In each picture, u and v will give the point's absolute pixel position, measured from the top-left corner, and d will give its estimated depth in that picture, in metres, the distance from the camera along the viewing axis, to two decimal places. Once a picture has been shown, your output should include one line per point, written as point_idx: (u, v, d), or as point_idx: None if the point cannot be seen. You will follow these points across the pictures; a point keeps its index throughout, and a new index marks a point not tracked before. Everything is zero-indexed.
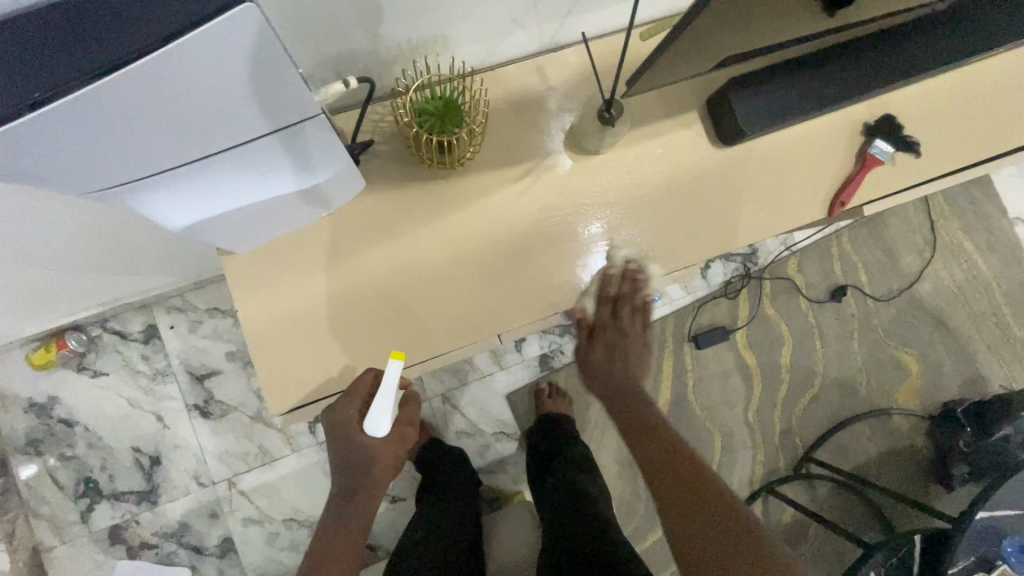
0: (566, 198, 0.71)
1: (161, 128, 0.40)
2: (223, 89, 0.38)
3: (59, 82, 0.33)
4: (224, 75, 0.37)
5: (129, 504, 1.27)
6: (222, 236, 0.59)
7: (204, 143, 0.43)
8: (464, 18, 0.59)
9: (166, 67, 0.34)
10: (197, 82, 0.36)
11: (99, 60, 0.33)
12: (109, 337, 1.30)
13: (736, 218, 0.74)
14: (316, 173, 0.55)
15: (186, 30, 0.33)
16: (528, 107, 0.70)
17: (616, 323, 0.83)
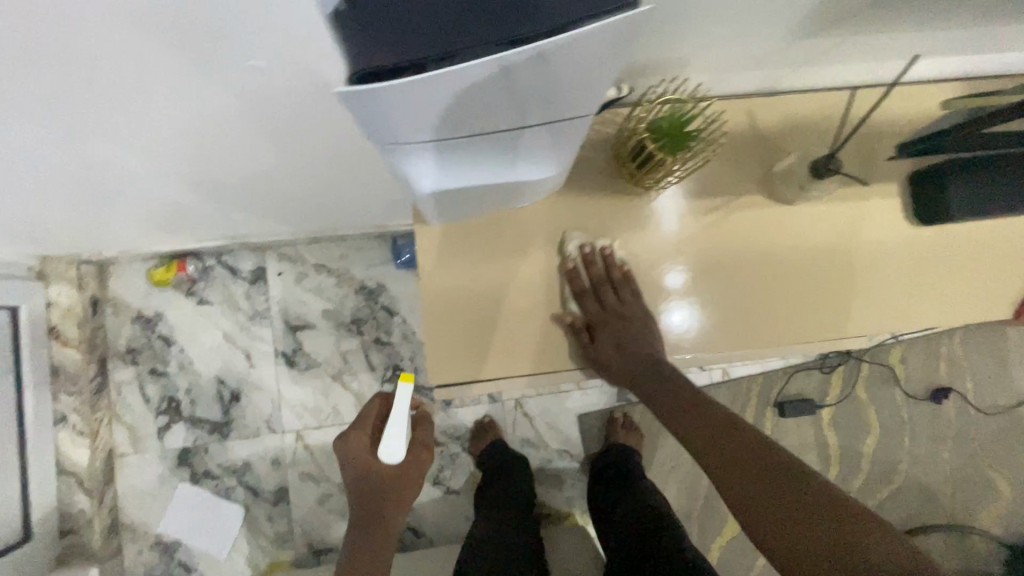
0: (645, 256, 0.72)
1: (492, 99, 0.39)
2: (569, 75, 0.38)
3: (459, 41, 0.32)
4: (585, 63, 0.36)
5: (202, 431, 1.32)
6: (434, 208, 0.60)
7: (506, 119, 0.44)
8: (716, 51, 0.59)
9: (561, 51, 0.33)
10: (559, 69, 0.36)
11: (501, 27, 0.32)
12: (221, 270, 1.36)
13: (813, 312, 0.71)
14: (553, 166, 0.56)
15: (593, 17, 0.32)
16: (733, 144, 0.70)
17: (609, 311, 0.71)
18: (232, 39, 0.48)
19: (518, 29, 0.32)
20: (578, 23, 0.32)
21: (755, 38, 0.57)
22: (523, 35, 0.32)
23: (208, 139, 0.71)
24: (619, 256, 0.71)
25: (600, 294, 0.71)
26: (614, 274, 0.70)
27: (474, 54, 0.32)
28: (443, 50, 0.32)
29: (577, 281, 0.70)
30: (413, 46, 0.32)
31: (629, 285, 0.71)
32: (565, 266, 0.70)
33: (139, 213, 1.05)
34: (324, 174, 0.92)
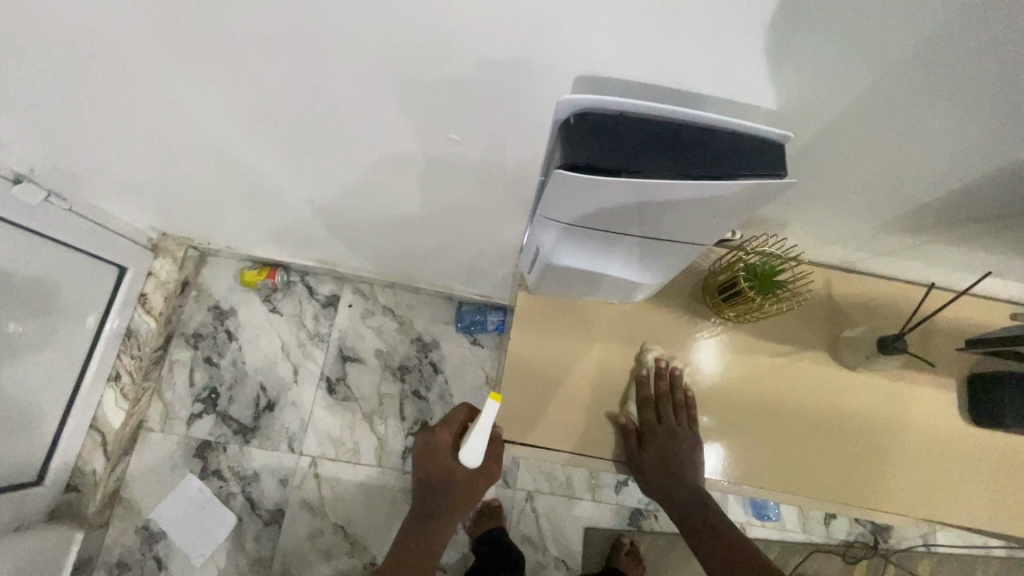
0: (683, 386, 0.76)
1: (641, 213, 0.50)
2: (707, 210, 0.49)
3: (648, 164, 0.43)
4: (725, 203, 0.47)
5: (228, 429, 1.36)
6: (543, 278, 0.70)
7: (638, 229, 0.54)
8: (809, 222, 0.70)
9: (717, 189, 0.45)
10: (705, 202, 0.47)
11: (679, 163, 0.44)
12: (301, 287, 1.48)
13: (833, 480, 0.73)
14: (655, 275, 0.66)
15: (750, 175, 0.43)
16: (808, 304, 0.78)
17: (662, 425, 0.74)
18: (444, 115, 0.62)
19: (693, 165, 0.44)
20: (738, 173, 0.44)
21: (847, 219, 0.68)
22: (696, 170, 0.44)
23: (369, 179, 0.85)
24: (682, 393, 0.75)
25: (659, 408, 0.75)
26: (677, 394, 0.75)
27: (657, 177, 0.43)
28: (636, 164, 0.43)
29: (645, 389, 0.75)
30: (613, 157, 0.43)
31: (689, 411, 0.75)
32: (640, 373, 0.76)
33: (265, 219, 1.19)
34: (436, 232, 1.05)
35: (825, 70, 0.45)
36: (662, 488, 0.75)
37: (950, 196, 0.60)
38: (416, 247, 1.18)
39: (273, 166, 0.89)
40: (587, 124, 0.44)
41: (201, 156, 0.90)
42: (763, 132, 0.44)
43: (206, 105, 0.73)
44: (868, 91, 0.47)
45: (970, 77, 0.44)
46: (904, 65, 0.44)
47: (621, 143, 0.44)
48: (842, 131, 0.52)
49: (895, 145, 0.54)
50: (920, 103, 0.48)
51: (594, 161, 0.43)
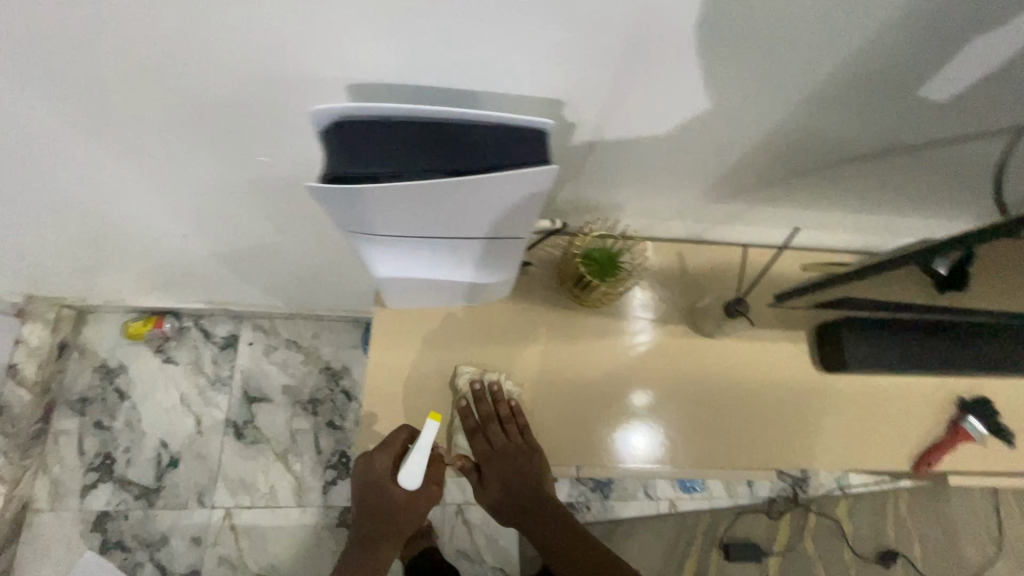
0: (556, 377, 0.76)
1: (439, 217, 0.50)
2: (500, 208, 0.49)
3: (409, 168, 0.44)
4: (512, 199, 0.47)
5: (129, 494, 1.27)
6: (389, 290, 0.69)
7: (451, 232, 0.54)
8: (644, 200, 0.72)
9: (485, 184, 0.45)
10: (486, 201, 0.47)
11: (443, 164, 0.44)
12: (196, 332, 1.41)
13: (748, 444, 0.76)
14: (495, 275, 0.66)
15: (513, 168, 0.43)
16: (661, 279, 0.80)
17: (495, 448, 0.79)
18: (248, 136, 0.60)
19: (453, 164, 0.44)
20: (499, 167, 0.44)
21: (673, 193, 0.70)
22: (457, 169, 0.44)
23: (214, 210, 0.81)
24: (505, 405, 0.75)
25: (487, 432, 0.79)
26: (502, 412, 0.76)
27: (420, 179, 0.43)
28: (396, 170, 0.44)
29: (469, 417, 0.77)
30: (372, 164, 0.43)
31: (517, 425, 0.77)
32: (459, 404, 0.75)
33: (130, 265, 1.12)
34: (312, 255, 1.01)
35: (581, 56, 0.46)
36: (508, 500, 0.83)
37: (751, 159, 0.63)
38: (299, 274, 1.14)
39: (108, 208, 0.83)
40: (342, 133, 0.43)
41: (27, 208, 0.83)
42: (519, 121, 0.43)
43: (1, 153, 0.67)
44: (631, 73, 0.49)
45: (713, 50, 0.47)
46: (649, 44, 0.46)
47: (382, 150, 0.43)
48: (627, 113, 0.54)
49: (682, 119, 0.56)
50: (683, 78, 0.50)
51: (355, 171, 0.43)
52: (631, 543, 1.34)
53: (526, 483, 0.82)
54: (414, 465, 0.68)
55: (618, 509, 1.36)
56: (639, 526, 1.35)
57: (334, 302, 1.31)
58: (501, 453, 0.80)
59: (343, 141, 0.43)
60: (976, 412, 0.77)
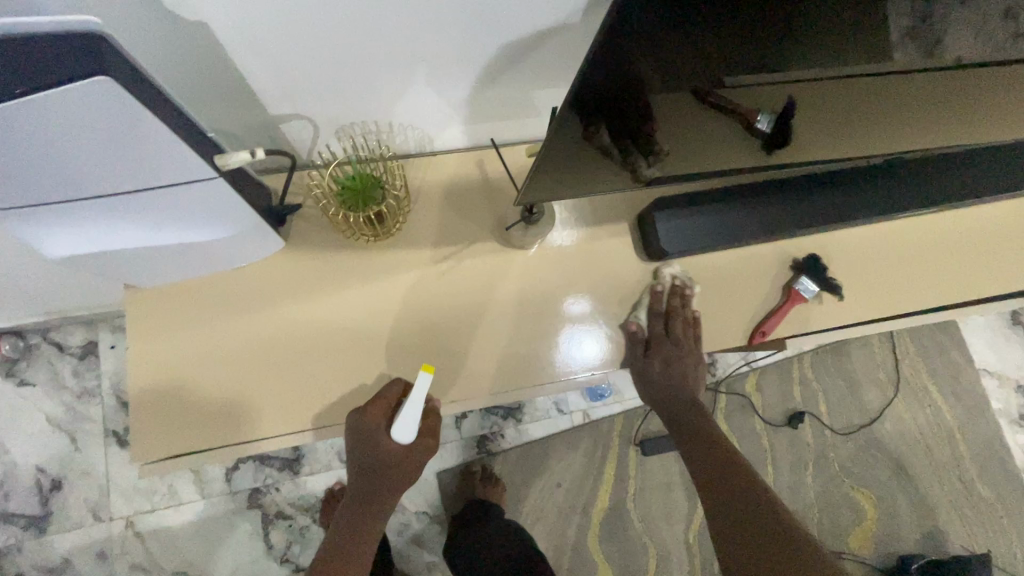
0: (348, 320, 0.68)
1: (30, 161, 0.40)
2: (95, 139, 0.39)
3: None
4: (93, 124, 0.38)
5: (16, 527, 1.20)
6: (109, 270, 0.58)
7: (85, 184, 0.44)
8: (399, 103, 0.61)
9: (27, 117, 0.36)
10: (57, 131, 0.38)
11: None
12: (47, 347, 1.28)
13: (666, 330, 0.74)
14: (219, 230, 0.56)
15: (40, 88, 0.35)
16: (458, 196, 0.72)
17: (671, 336, 0.72)
18: None
19: None
20: (40, 90, 0.35)
21: (426, 91, 0.60)
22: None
23: None
24: (691, 310, 0.73)
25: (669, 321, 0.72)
26: (687, 313, 0.72)
27: None
28: None
29: (659, 305, 0.72)
30: None
31: (697, 333, 0.73)
32: (654, 289, 0.72)
33: None
34: None
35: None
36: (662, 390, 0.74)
37: (487, 34, 0.53)
38: None
39: None
40: None
41: None
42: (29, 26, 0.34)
43: None
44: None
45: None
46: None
47: None
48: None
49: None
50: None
51: None
52: (549, 460, 1.34)
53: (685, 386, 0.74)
54: (409, 416, 0.63)
55: (532, 431, 1.35)
56: (554, 443, 1.35)
57: None
58: (675, 343, 0.72)
59: None
60: (807, 272, 0.74)
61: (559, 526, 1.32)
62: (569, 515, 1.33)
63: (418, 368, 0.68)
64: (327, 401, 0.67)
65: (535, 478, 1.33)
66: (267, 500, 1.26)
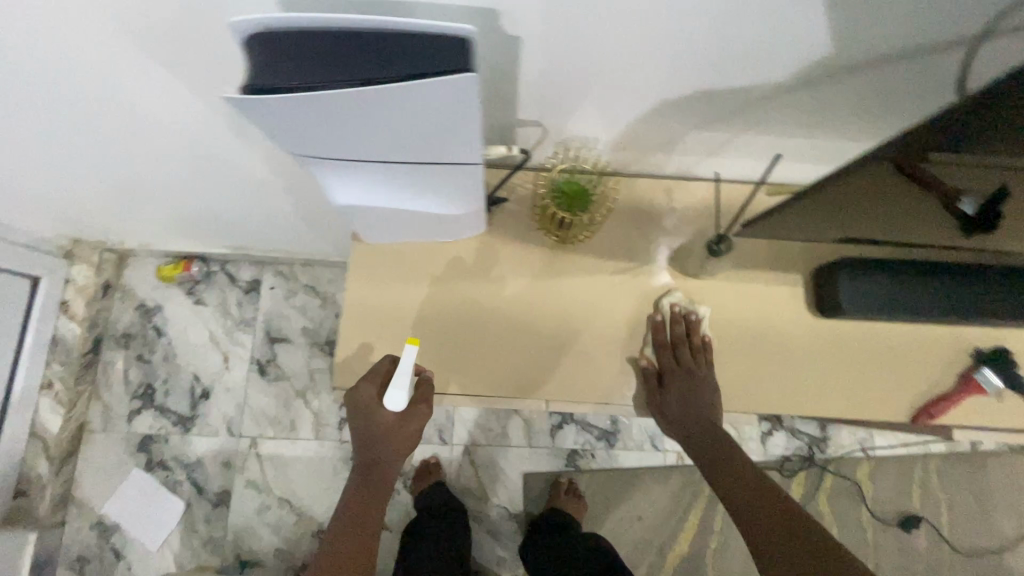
0: (524, 309, 0.75)
1: (374, 131, 0.48)
2: (433, 121, 0.47)
3: (325, 78, 0.42)
4: (440, 111, 0.45)
5: (168, 421, 1.39)
6: (356, 221, 0.68)
7: (395, 151, 0.53)
8: (622, 124, 0.67)
9: (401, 98, 0.43)
10: (413, 113, 0.45)
11: (357, 72, 0.42)
12: (223, 276, 1.48)
13: (821, 388, 0.73)
14: (457, 206, 0.64)
15: (426, 77, 0.41)
16: (643, 219, 0.77)
17: (681, 366, 0.71)
18: None
19: (376, 77, 0.42)
20: (424, 76, 0.42)
21: (650, 119, 0.65)
22: (375, 80, 0.42)
23: (204, 141, 0.83)
24: (699, 337, 0.73)
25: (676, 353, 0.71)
26: (695, 341, 0.72)
27: (333, 88, 0.42)
28: (309, 83, 0.42)
29: (661, 337, 0.73)
30: (287, 77, 0.42)
31: (709, 354, 0.73)
32: (657, 324, 0.73)
33: (150, 210, 1.18)
34: (310, 193, 1.03)
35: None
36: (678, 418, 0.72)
37: (741, 74, 0.56)
38: (307, 219, 1.16)
39: (108, 146, 0.86)
40: (262, 45, 0.42)
41: (45, 150, 0.88)
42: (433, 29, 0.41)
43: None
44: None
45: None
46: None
47: (300, 62, 0.42)
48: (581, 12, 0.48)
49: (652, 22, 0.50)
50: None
51: (274, 82, 0.42)
52: (634, 492, 1.34)
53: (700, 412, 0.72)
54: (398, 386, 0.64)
55: (623, 458, 1.36)
56: (643, 476, 1.35)
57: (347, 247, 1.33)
58: (687, 372, 0.71)
59: (262, 52, 0.42)
60: (992, 365, 0.71)
61: (632, 560, 1.31)
62: (644, 551, 1.32)
63: (578, 368, 0.73)
64: (491, 378, 0.73)
65: (617, 505, 1.34)
66: None
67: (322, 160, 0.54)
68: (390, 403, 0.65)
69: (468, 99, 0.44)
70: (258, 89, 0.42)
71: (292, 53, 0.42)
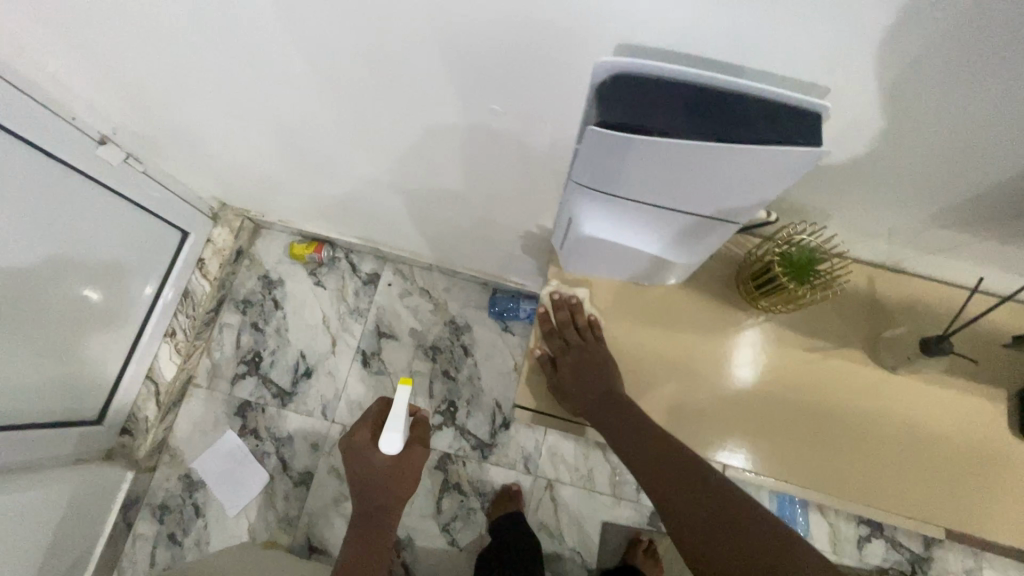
0: (708, 362, 0.75)
1: (680, 181, 0.51)
2: (745, 182, 0.49)
3: (680, 126, 0.45)
4: (761, 175, 0.48)
5: (268, 392, 1.43)
6: (574, 251, 0.70)
7: (676, 200, 0.54)
8: (860, 209, 0.66)
9: (743, 158, 0.45)
10: (735, 173, 0.48)
11: (711, 128, 0.45)
12: (345, 264, 1.54)
13: (1007, 512, 0.70)
14: (686, 257, 0.65)
15: (779, 144, 0.44)
16: (843, 302, 0.76)
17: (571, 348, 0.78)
18: (480, 87, 0.64)
19: (728, 134, 0.45)
20: (774, 142, 0.44)
21: (895, 211, 0.65)
22: (727, 137, 0.44)
23: (413, 151, 0.86)
24: (583, 317, 0.79)
25: (565, 336, 0.79)
26: (580, 320, 0.79)
27: (687, 136, 0.45)
28: (664, 128, 0.45)
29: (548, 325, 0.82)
30: (645, 118, 0.45)
31: (596, 329, 0.77)
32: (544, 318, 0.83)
33: (311, 195, 1.23)
34: (475, 210, 1.06)
35: (900, 45, 0.42)
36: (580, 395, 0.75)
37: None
38: (456, 231, 1.20)
39: (318, 135, 0.91)
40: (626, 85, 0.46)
41: (259, 126, 0.94)
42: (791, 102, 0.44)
43: (261, 74, 0.76)
44: (943, 69, 0.44)
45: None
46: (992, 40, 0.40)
47: (658, 107, 0.45)
48: (904, 116, 0.50)
49: (971, 133, 0.50)
50: (995, 91, 0.45)
51: (631, 121, 0.45)
52: None
53: (601, 379, 0.74)
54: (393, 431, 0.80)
55: None
56: None
57: (477, 262, 1.35)
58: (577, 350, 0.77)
59: (624, 92, 0.46)
60: None
61: None
62: None
63: (753, 434, 0.73)
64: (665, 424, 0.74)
65: None
66: (453, 470, 1.37)
67: (598, 196, 0.56)
68: (384, 443, 0.81)
69: (799, 168, 0.46)
70: (616, 124, 0.45)
71: (654, 97, 0.45)
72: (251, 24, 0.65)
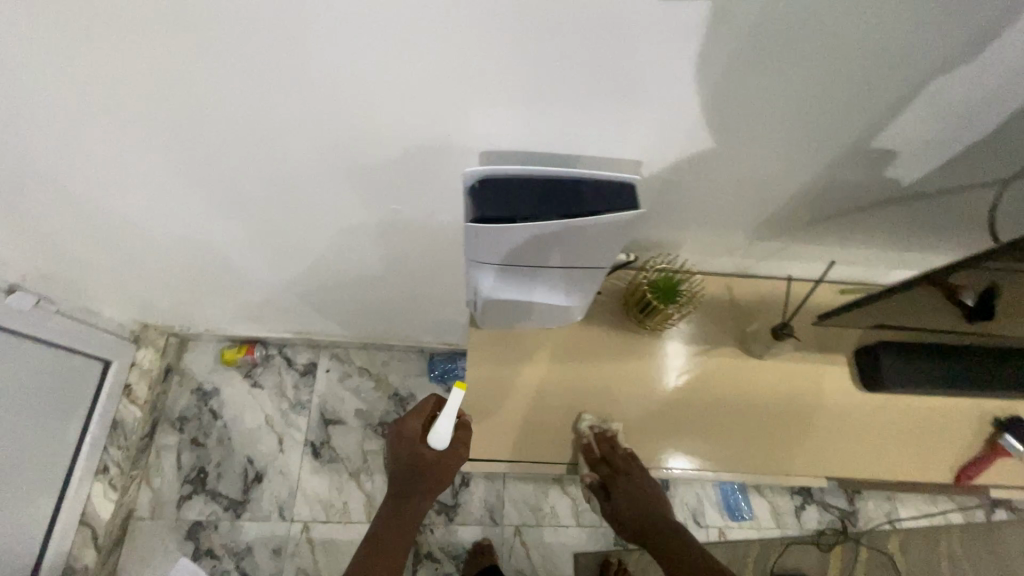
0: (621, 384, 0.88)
1: (549, 248, 0.64)
2: (596, 241, 0.63)
3: (533, 210, 0.59)
4: (607, 235, 0.62)
5: (219, 507, 1.40)
6: (485, 311, 0.82)
7: (552, 260, 0.68)
8: (702, 236, 0.84)
9: (587, 226, 0.59)
10: (586, 236, 0.62)
11: (557, 208, 0.59)
12: (280, 359, 1.56)
13: (870, 451, 0.87)
14: (575, 299, 0.79)
15: (610, 212, 0.58)
16: (711, 310, 0.92)
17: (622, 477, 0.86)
18: (380, 192, 0.75)
19: (571, 211, 0.59)
20: (603, 211, 0.59)
21: (725, 233, 0.83)
22: (571, 213, 0.58)
23: (332, 248, 0.95)
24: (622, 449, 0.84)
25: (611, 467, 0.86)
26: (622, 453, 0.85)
27: (541, 218, 0.58)
28: (522, 213, 0.58)
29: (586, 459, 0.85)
30: (507, 209, 0.59)
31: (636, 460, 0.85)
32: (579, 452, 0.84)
33: (237, 300, 1.27)
34: (397, 288, 1.16)
35: (677, 127, 0.59)
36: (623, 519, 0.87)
37: (807, 205, 0.75)
38: (383, 308, 1.28)
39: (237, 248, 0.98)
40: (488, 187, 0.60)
41: (177, 248, 0.99)
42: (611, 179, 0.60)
43: (178, 204, 0.83)
44: (711, 138, 0.62)
45: (778, 125, 0.60)
46: (732, 118, 0.58)
47: (515, 200, 0.59)
48: (700, 170, 0.67)
49: (750, 173, 0.68)
50: (752, 146, 0.63)
51: (498, 213, 0.59)
52: None
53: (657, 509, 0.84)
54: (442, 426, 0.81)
55: None
56: None
57: (409, 333, 1.43)
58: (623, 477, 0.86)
59: (488, 192, 0.60)
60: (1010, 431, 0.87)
61: None
62: None
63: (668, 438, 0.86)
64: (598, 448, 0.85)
65: None
66: (423, 539, 1.38)
67: (491, 267, 0.68)
68: (433, 438, 0.83)
69: (630, 225, 0.61)
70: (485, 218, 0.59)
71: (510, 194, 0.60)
72: (165, 168, 0.73)
